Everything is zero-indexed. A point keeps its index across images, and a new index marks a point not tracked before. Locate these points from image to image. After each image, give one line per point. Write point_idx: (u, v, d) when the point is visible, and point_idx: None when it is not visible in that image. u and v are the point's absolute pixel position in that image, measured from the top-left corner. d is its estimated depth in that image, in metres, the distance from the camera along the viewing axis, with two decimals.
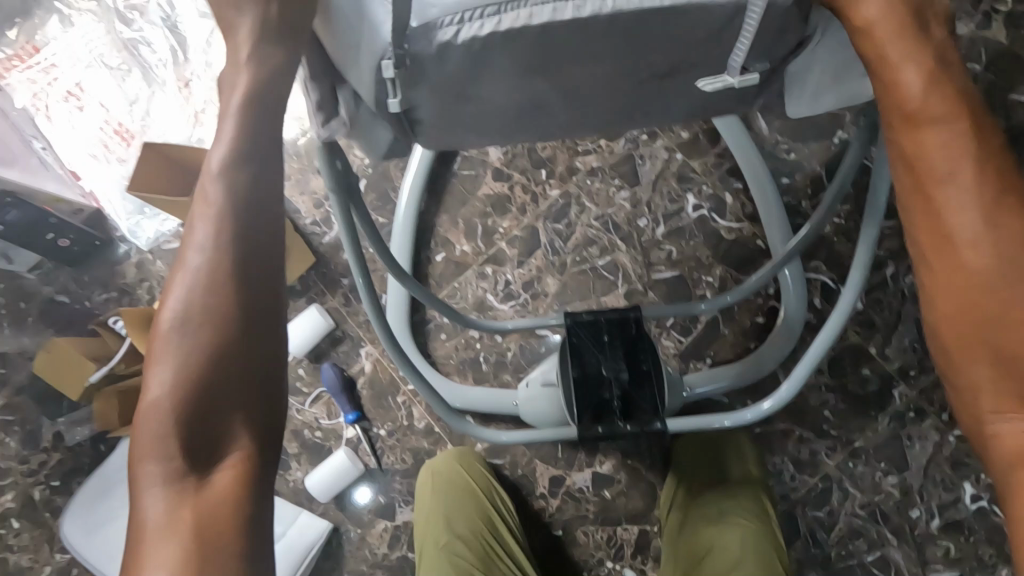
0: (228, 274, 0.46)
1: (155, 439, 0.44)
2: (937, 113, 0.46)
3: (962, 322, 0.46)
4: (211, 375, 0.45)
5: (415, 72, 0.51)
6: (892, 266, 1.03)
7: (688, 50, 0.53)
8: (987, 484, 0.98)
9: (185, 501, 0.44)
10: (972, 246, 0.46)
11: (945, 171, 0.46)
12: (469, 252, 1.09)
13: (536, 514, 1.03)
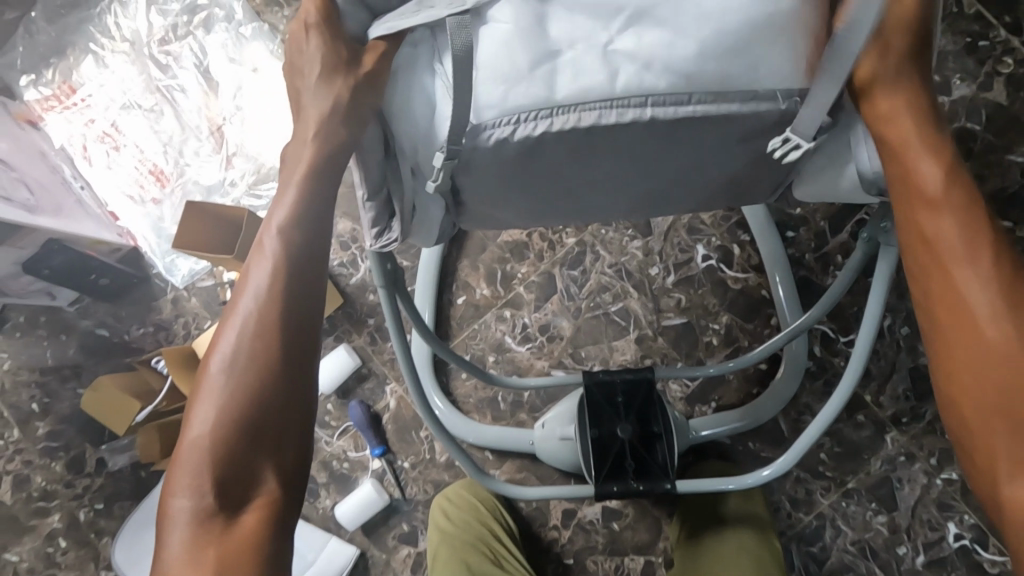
0: (282, 312, 0.52)
1: (195, 462, 0.48)
2: (949, 202, 0.51)
3: (972, 393, 0.49)
4: (255, 408, 0.50)
5: (466, 163, 0.55)
6: (888, 319, 1.09)
7: (719, 149, 0.57)
8: (971, 525, 1.04)
9: (211, 528, 0.48)
10: (988, 320, 0.49)
11: (961, 253, 0.50)
12: (489, 296, 1.15)
13: (548, 544, 1.10)
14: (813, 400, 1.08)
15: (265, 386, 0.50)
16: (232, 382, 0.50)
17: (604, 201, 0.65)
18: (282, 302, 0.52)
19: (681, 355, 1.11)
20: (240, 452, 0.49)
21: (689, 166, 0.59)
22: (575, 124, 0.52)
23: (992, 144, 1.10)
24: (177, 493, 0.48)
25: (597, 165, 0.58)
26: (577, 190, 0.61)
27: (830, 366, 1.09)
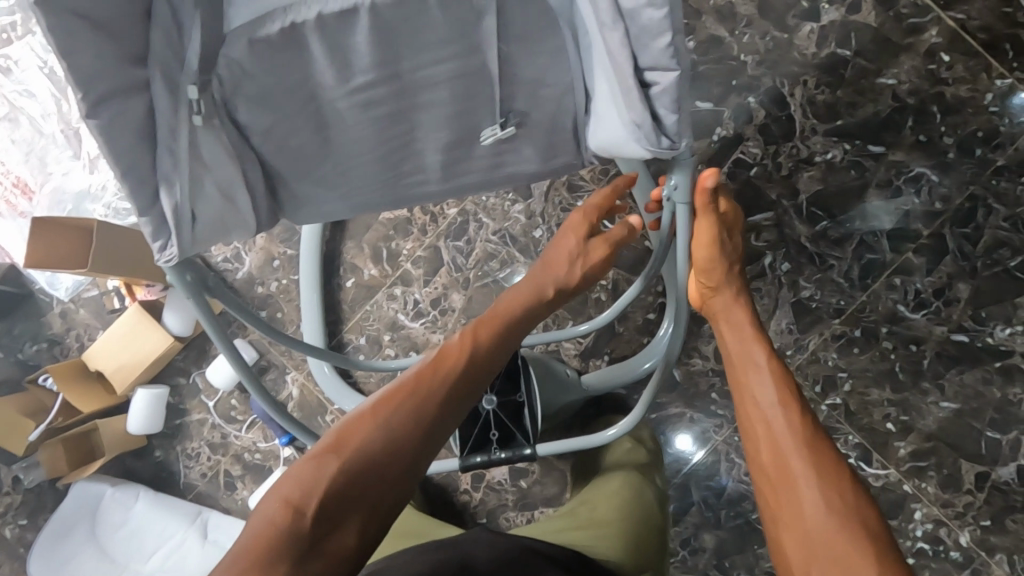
0: (459, 374, 0.63)
1: (306, 469, 0.53)
2: (731, 313, 0.78)
3: (774, 456, 0.65)
4: (411, 432, 0.57)
5: (238, 77, 0.59)
6: (768, 256, 1.10)
7: (459, 66, 0.63)
8: (855, 444, 1.10)
9: (285, 528, 0.50)
10: (773, 404, 0.68)
11: (757, 362, 0.72)
12: (377, 275, 1.14)
13: (462, 507, 1.14)
14: (701, 342, 1.12)
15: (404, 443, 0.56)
16: (382, 427, 0.56)
17: (418, 147, 0.70)
18: (465, 369, 0.64)
19: (571, 313, 1.12)
20: (349, 491, 0.53)
21: (449, 87, 0.64)
22: (307, 18, 0.56)
23: (864, 68, 1.08)
24: (278, 482, 0.53)
25: (375, 76, 0.62)
26: (369, 129, 0.66)
27: None
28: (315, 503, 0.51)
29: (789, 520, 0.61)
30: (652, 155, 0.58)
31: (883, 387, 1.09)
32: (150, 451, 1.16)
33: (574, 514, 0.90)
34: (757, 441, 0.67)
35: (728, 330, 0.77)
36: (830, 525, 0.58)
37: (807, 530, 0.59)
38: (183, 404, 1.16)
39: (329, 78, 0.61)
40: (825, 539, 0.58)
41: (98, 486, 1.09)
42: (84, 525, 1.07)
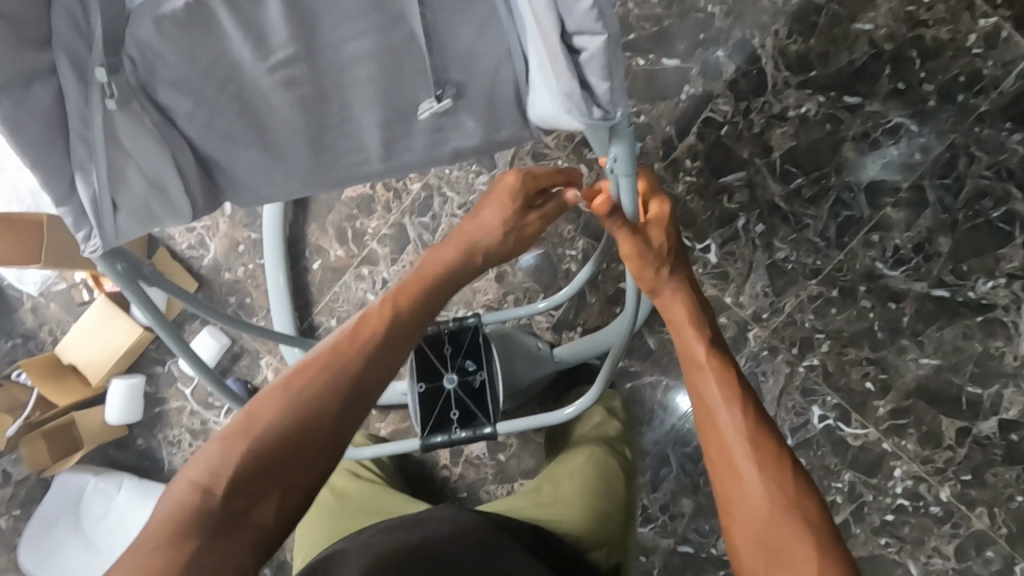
0: (371, 349, 0.64)
1: (217, 452, 0.55)
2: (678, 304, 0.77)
3: (722, 451, 0.65)
4: (323, 407, 0.58)
5: (150, 58, 0.55)
6: (742, 218, 1.07)
7: (384, 37, 0.59)
8: (833, 405, 1.09)
9: (199, 512, 0.52)
10: (718, 397, 0.68)
11: (701, 356, 0.71)
12: (344, 256, 1.12)
13: (442, 482, 1.15)
14: None
15: (326, 416, 0.58)
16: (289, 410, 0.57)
17: (353, 125, 0.67)
18: (378, 342, 0.65)
19: (541, 286, 1.10)
20: (262, 465, 0.55)
21: (376, 60, 0.61)
22: None
23: (837, 15, 1.03)
24: (189, 466, 0.55)
25: (295, 52, 0.58)
26: (298, 109, 0.63)
27: None
28: (225, 485, 0.53)
29: (734, 509, 0.61)
30: (586, 127, 0.56)
31: (861, 346, 1.07)
32: (132, 440, 1.18)
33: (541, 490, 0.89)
34: (705, 431, 0.67)
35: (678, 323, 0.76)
36: (773, 512, 0.59)
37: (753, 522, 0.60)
38: (160, 393, 1.17)
39: (243, 57, 0.57)
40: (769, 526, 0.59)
41: (79, 478, 1.11)
42: (68, 516, 1.10)
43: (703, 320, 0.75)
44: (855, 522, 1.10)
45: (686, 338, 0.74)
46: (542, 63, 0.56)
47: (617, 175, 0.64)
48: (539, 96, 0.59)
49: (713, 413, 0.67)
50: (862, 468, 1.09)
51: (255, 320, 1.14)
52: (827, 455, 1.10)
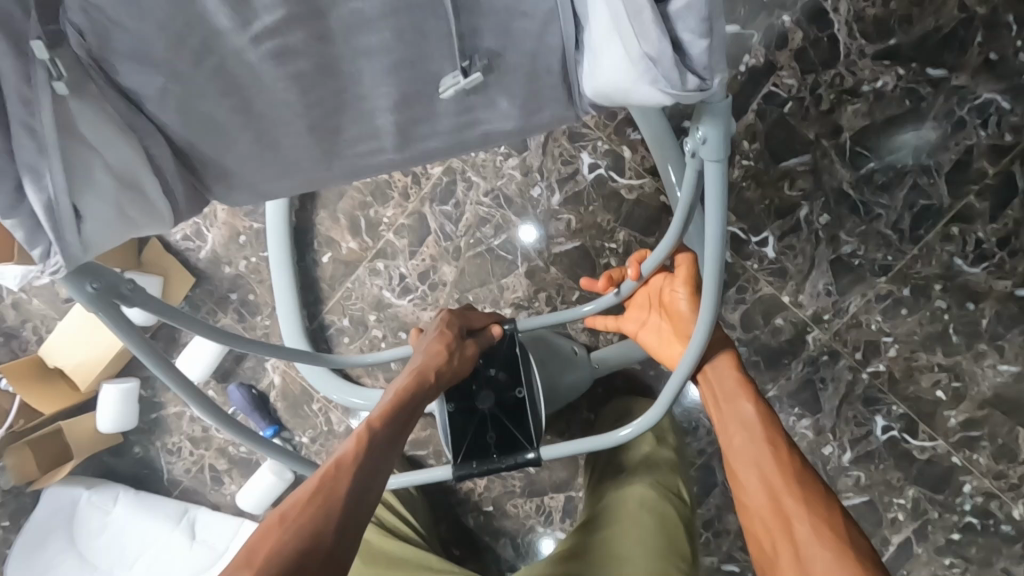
0: (362, 463, 0.55)
1: None
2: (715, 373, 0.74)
3: (768, 504, 0.62)
4: (317, 527, 0.48)
5: (108, 28, 0.43)
6: (804, 208, 0.95)
7: None
8: (899, 415, 0.98)
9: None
10: (761, 450, 0.66)
11: (739, 411, 0.70)
12: (356, 248, 1.01)
13: (466, 494, 1.06)
14: (726, 310, 0.98)
15: (322, 537, 0.48)
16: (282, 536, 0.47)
17: (363, 108, 0.53)
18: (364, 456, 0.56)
19: (577, 282, 0.99)
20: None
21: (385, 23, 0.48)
22: None
23: None
24: None
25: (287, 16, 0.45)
26: (295, 89, 0.50)
27: (742, 271, 0.97)
28: None
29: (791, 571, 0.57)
30: (675, 100, 0.44)
31: (933, 352, 0.96)
32: (129, 448, 1.08)
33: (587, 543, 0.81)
34: (751, 494, 0.64)
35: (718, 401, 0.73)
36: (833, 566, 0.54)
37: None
38: (157, 396, 1.07)
39: (218, 21, 0.44)
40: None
41: (71, 491, 1.01)
42: (61, 532, 0.99)
43: (741, 378, 0.73)
44: (918, 542, 1.01)
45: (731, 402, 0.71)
46: (614, 22, 0.44)
47: (703, 161, 0.53)
48: (601, 68, 0.47)
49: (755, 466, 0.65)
50: (928, 483, 0.99)
51: (260, 319, 1.03)
52: (890, 470, 1.00)
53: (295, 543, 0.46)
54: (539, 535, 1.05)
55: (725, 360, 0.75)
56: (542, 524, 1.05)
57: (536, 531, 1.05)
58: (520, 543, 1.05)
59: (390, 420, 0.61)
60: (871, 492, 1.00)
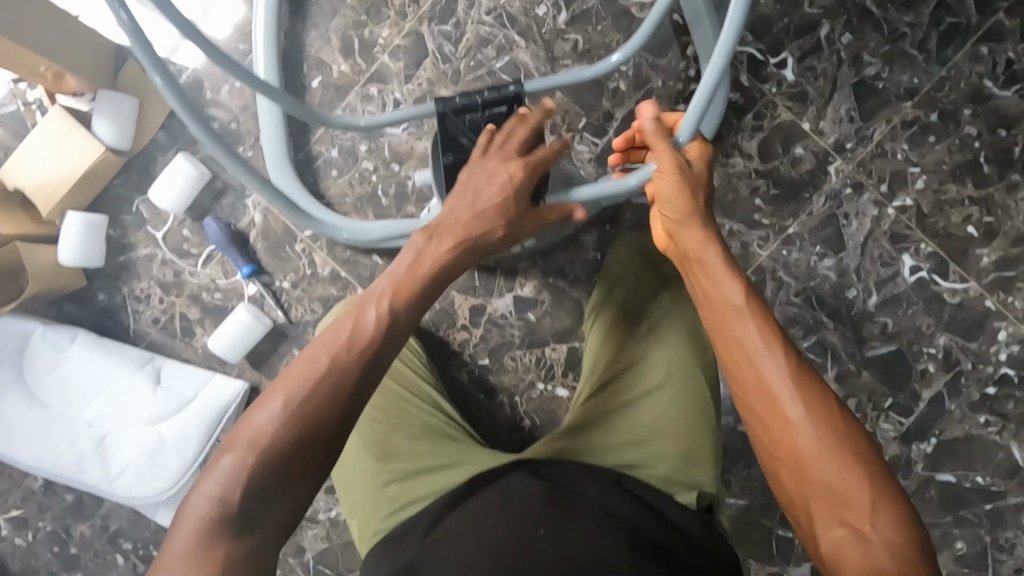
0: (364, 352, 0.57)
1: (230, 470, 0.52)
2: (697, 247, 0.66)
3: (760, 399, 0.58)
4: (315, 426, 0.53)
5: None
6: (825, 26, 0.90)
7: None
8: (928, 254, 0.92)
9: (214, 547, 0.49)
10: (754, 340, 0.60)
11: (727, 287, 0.63)
12: (349, 72, 0.94)
13: (459, 348, 0.97)
14: (742, 138, 0.92)
15: (322, 428, 0.53)
16: (287, 425, 0.52)
17: None
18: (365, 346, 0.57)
19: (584, 108, 0.92)
20: (275, 479, 0.52)
21: None
22: None
23: None
24: (200, 491, 0.51)
25: None
26: None
27: (760, 95, 0.91)
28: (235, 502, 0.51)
29: (787, 467, 0.56)
30: None
31: (963, 183, 0.90)
32: (92, 295, 0.99)
33: (598, 417, 0.74)
34: (747, 382, 0.59)
35: (704, 280, 0.65)
36: (825, 446, 0.54)
37: (805, 467, 0.55)
38: (126, 237, 0.98)
39: None
40: (824, 468, 0.54)
41: (24, 325, 0.92)
42: (9, 364, 0.90)
43: (733, 268, 0.64)
44: (950, 397, 0.93)
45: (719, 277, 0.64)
46: None
47: None
48: None
49: (753, 355, 0.60)
50: (960, 331, 0.92)
51: (242, 150, 0.96)
52: (918, 316, 0.93)
53: (301, 434, 0.52)
54: (539, 391, 0.97)
55: (711, 246, 0.66)
56: (542, 380, 0.96)
57: (535, 387, 0.96)
58: (519, 401, 0.97)
59: (404, 297, 0.60)
60: (898, 341, 0.93)
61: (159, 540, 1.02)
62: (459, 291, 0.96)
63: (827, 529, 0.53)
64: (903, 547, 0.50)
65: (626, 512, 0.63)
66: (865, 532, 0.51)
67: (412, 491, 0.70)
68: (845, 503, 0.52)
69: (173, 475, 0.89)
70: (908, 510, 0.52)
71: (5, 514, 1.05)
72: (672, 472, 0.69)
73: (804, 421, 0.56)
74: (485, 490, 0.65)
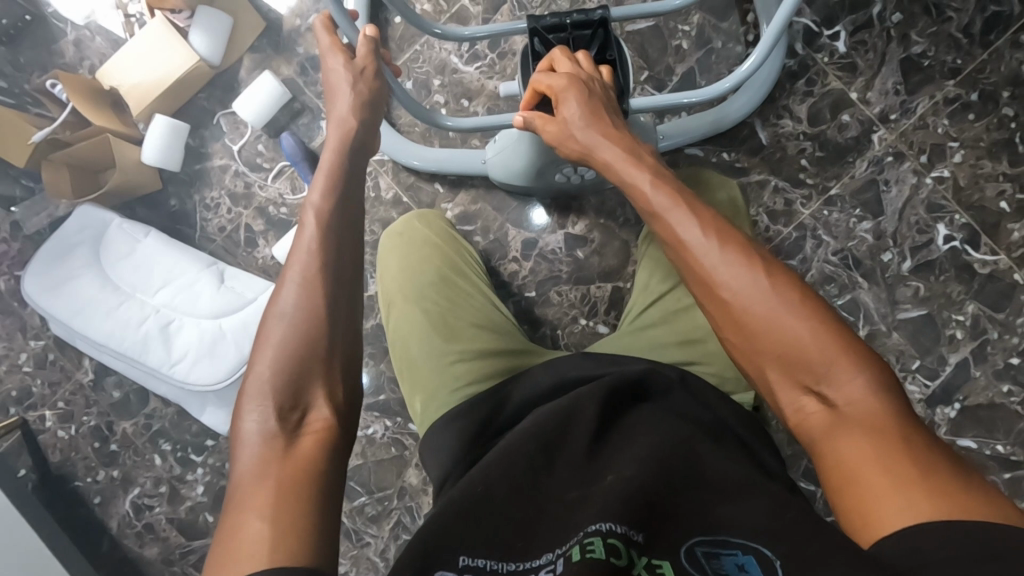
0: (332, 242, 0.62)
1: (266, 380, 0.56)
2: (607, 135, 0.68)
3: (695, 278, 0.58)
4: (312, 321, 0.58)
5: None
6: (878, 5, 0.97)
7: None
8: (962, 225, 0.96)
9: (270, 468, 0.51)
10: (674, 226, 0.60)
11: (644, 184, 0.64)
12: (431, 11, 1.01)
13: (508, 279, 1.02)
14: (793, 101, 0.98)
15: (321, 333, 0.57)
16: (280, 337, 0.57)
17: None
18: (333, 236, 0.62)
19: (647, 63, 1.00)
20: (297, 380, 0.56)
21: None
22: None
23: None
24: (254, 417, 0.54)
25: None
26: None
27: (813, 64, 0.98)
28: (274, 414, 0.54)
29: (738, 334, 0.55)
30: None
31: (999, 160, 0.96)
32: (164, 201, 1.04)
33: (659, 319, 0.83)
34: (678, 259, 0.60)
35: (615, 176, 0.67)
36: (771, 308, 0.54)
37: (751, 325, 0.54)
38: (204, 147, 1.04)
39: None
40: (773, 336, 0.53)
41: (105, 214, 1.00)
42: (89, 247, 0.99)
43: (624, 158, 0.66)
44: (975, 364, 0.96)
45: (636, 186, 0.64)
46: None
47: None
48: None
49: (679, 237, 0.59)
50: (988, 300, 0.96)
51: (323, 75, 1.03)
52: (950, 283, 0.97)
53: (302, 327, 0.57)
54: (581, 327, 1.00)
55: (607, 134, 0.68)
56: (585, 316, 1.00)
57: (577, 323, 1.00)
58: (561, 335, 1.00)
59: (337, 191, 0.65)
60: (930, 306, 0.97)
61: (199, 444, 1.06)
62: (513, 224, 1.02)
63: (790, 394, 0.53)
64: (872, 399, 0.50)
65: (701, 422, 0.68)
66: (830, 398, 0.51)
67: (476, 370, 0.81)
68: (801, 366, 0.52)
69: (231, 366, 0.94)
70: (874, 363, 0.51)
71: (52, 408, 1.07)
72: (723, 370, 0.78)
73: (742, 291, 0.55)
74: (537, 413, 0.70)
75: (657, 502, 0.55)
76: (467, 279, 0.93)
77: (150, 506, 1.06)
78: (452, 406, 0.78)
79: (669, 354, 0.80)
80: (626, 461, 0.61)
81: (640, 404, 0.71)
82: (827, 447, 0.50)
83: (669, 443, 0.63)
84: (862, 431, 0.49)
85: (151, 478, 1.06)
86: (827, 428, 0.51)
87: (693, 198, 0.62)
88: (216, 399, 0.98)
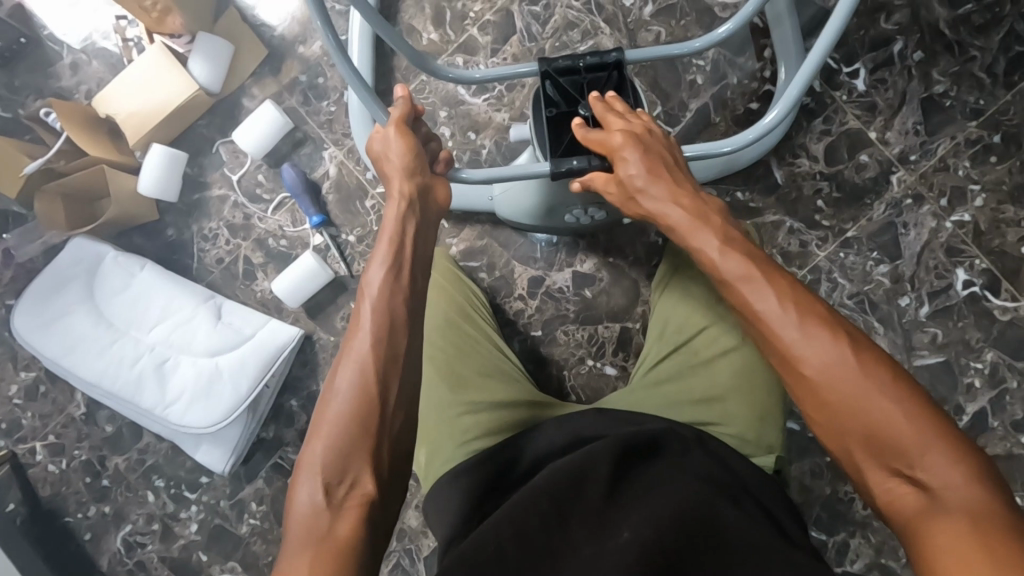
0: (397, 311, 0.60)
1: (322, 458, 0.53)
2: (672, 195, 0.66)
3: (771, 351, 0.57)
4: (379, 402, 0.56)
5: None
6: (899, 42, 0.95)
7: None
8: (982, 270, 0.93)
9: (313, 542, 0.50)
10: (749, 295, 0.58)
11: (713, 249, 0.62)
12: (438, 41, 0.98)
13: (513, 317, 0.99)
14: (810, 140, 0.95)
15: (385, 409, 0.56)
16: (339, 416, 0.55)
17: None
18: (400, 308, 0.60)
19: (660, 98, 0.97)
20: (348, 455, 0.54)
21: None
22: None
23: None
24: (303, 489, 0.53)
25: None
26: None
27: (831, 101, 0.95)
28: (321, 489, 0.53)
29: (820, 412, 0.53)
30: None
31: (1021, 204, 0.93)
32: (161, 230, 1.01)
33: (674, 373, 0.80)
34: (754, 330, 0.58)
35: (684, 241, 0.65)
36: (856, 385, 0.51)
37: (834, 402, 0.52)
38: (203, 176, 1.01)
39: None
40: (857, 412, 0.51)
41: (98, 245, 0.97)
42: (81, 280, 0.96)
43: (701, 223, 0.64)
44: (994, 414, 0.93)
45: (704, 251, 0.63)
46: None
47: None
48: None
49: (754, 307, 0.58)
50: (1008, 348, 0.93)
51: (325, 104, 1.00)
52: (968, 329, 0.94)
53: (361, 403, 0.55)
54: (588, 368, 0.97)
55: (675, 199, 0.66)
56: (592, 356, 0.97)
57: (585, 364, 0.97)
58: (567, 376, 0.97)
59: (397, 266, 0.63)
60: (947, 353, 0.94)
61: (193, 481, 1.03)
62: (520, 261, 0.99)
63: (878, 475, 0.51)
64: (970, 486, 0.47)
65: (712, 476, 0.66)
66: (922, 479, 0.48)
67: (483, 423, 0.79)
68: (892, 449, 0.49)
69: (226, 408, 0.91)
70: (967, 446, 0.48)
71: (43, 440, 1.04)
72: (744, 430, 0.74)
73: (824, 367, 0.53)
74: (551, 468, 0.67)
75: (674, 563, 0.54)
76: (473, 319, 0.90)
77: (142, 543, 1.03)
78: (457, 461, 0.75)
79: (686, 413, 0.77)
80: (643, 521, 0.58)
81: (652, 458, 0.68)
82: (921, 533, 0.47)
83: (693, 502, 0.61)
84: (957, 517, 0.46)
85: (144, 514, 1.03)
86: (919, 513, 0.48)
87: (767, 263, 0.60)
88: (211, 438, 0.96)
